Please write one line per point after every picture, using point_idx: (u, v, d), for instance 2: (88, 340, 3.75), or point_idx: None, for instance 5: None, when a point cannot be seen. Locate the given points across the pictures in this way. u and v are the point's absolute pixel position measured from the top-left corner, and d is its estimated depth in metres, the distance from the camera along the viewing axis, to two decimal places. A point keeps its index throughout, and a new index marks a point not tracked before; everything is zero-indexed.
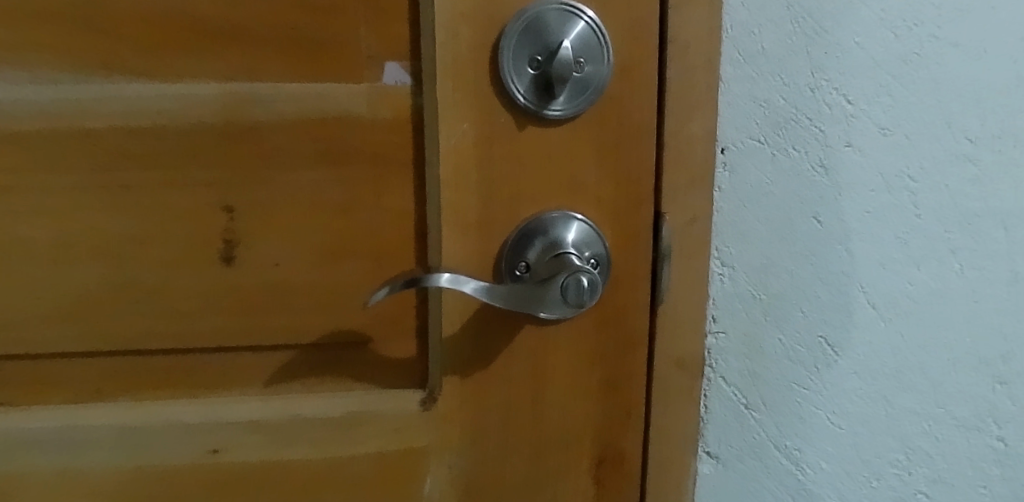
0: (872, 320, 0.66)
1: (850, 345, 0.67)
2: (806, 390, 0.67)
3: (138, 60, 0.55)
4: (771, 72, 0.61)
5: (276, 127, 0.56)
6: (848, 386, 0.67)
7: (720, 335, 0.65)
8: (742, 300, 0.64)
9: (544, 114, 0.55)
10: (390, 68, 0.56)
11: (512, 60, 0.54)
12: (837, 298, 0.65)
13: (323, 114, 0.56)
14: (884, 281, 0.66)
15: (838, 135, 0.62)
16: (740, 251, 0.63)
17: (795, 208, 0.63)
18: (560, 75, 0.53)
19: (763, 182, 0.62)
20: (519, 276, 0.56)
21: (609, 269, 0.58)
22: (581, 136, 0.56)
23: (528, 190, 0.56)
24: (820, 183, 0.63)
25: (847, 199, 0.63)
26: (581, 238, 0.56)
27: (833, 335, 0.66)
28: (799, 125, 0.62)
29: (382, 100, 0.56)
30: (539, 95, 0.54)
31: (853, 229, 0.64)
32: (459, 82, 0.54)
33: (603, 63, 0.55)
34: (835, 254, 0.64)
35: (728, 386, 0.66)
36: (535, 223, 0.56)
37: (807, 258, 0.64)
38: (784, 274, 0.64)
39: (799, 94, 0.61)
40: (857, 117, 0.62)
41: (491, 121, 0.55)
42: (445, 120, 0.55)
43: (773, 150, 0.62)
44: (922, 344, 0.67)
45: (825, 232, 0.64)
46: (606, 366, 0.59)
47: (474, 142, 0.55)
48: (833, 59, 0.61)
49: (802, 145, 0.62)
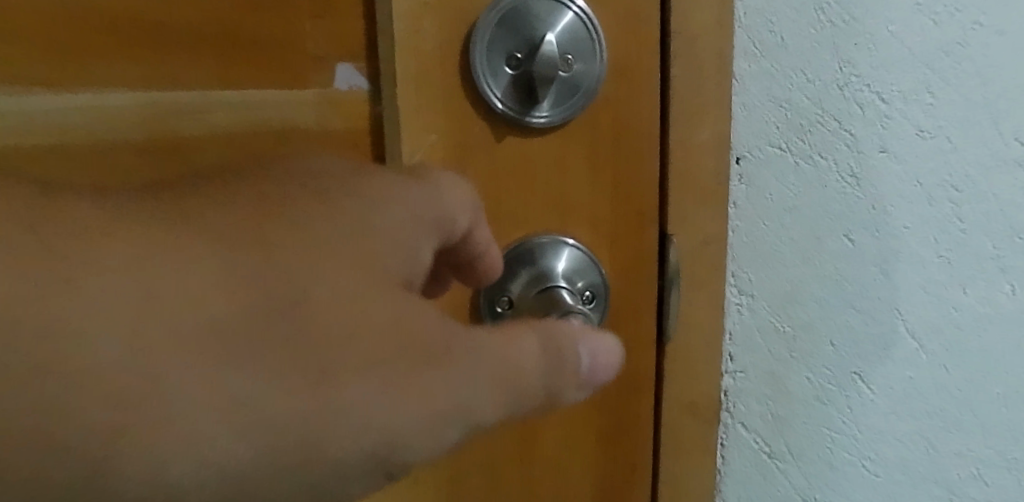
0: (912, 352, 0.57)
1: (888, 382, 0.58)
2: (837, 434, 0.58)
3: (24, 65, 0.41)
4: (793, 68, 0.52)
5: (209, 142, 0.45)
6: (885, 428, 0.59)
7: (739, 374, 0.56)
8: (763, 332, 0.55)
9: (526, 122, 0.46)
10: (341, 70, 0.47)
11: (487, 58, 0.45)
12: (873, 328, 0.56)
13: (262, 126, 0.46)
14: (926, 308, 0.57)
15: (871, 140, 0.53)
16: (759, 277, 0.55)
17: (823, 226, 0.54)
18: (545, 76, 0.44)
19: (785, 196, 0.54)
20: (500, 312, 0.48)
21: (607, 301, 0.49)
22: (570, 146, 0.47)
23: (509, 212, 0.47)
24: (851, 196, 0.54)
25: (882, 215, 0.55)
26: (574, 266, 0.47)
27: (868, 371, 0.57)
28: (827, 129, 0.53)
29: (333, 110, 0.47)
30: (519, 100, 0.46)
31: (890, 250, 0.55)
32: (425, 86, 0.46)
33: (597, 59, 0.46)
34: (869, 279, 0.55)
35: (747, 432, 0.57)
36: (519, 250, 0.47)
37: (837, 282, 0.55)
38: (811, 303, 0.55)
39: (826, 93, 0.52)
40: (892, 119, 0.53)
41: (464, 130, 0.46)
42: (409, 134, 0.46)
43: (796, 160, 0.53)
44: (971, 378, 0.58)
45: (858, 253, 0.55)
46: (606, 417, 0.51)
47: (444, 158, 0.46)
48: (863, 51, 0.52)
49: (830, 153, 0.53)
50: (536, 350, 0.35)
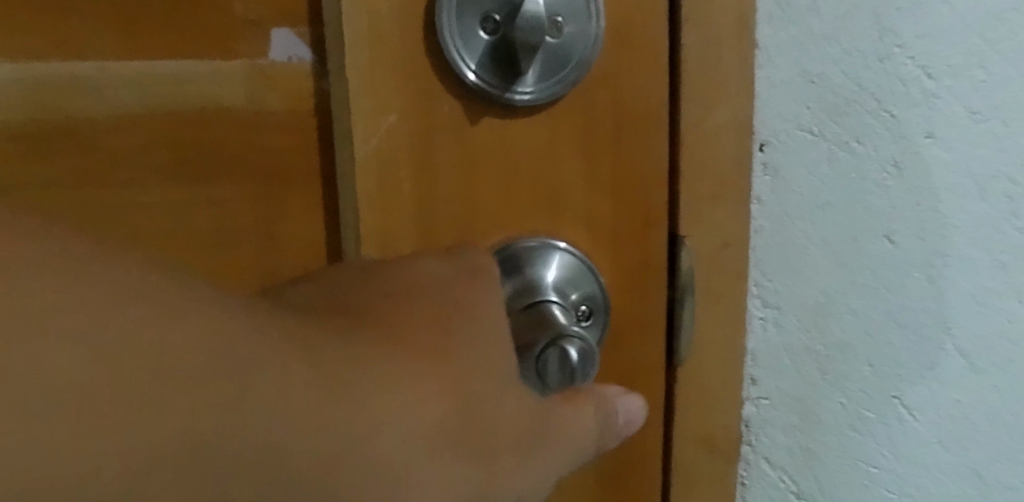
0: (961, 372, 0.49)
1: (933, 407, 0.49)
2: (873, 468, 0.50)
3: None
4: (826, 37, 0.43)
5: (117, 125, 0.37)
6: (929, 461, 0.50)
7: (762, 401, 0.48)
8: (791, 351, 0.47)
9: (508, 100, 0.37)
10: (276, 36, 0.37)
11: (456, 19, 0.35)
12: (918, 345, 0.48)
13: (179, 106, 0.37)
14: (978, 320, 0.48)
15: (915, 123, 0.45)
16: (787, 285, 0.46)
17: (859, 225, 0.46)
18: (529, 43, 0.35)
19: (817, 190, 0.45)
20: None
21: (606, 318, 0.40)
22: (562, 130, 0.38)
23: (486, 212, 0.38)
24: (893, 189, 0.46)
25: (930, 211, 0.46)
26: (566, 274, 0.39)
27: (911, 395, 0.49)
28: (865, 110, 0.44)
29: (267, 85, 0.37)
30: (498, 72, 0.36)
31: (938, 253, 0.47)
32: (379, 53, 0.35)
33: (591, 20, 0.36)
34: (912, 287, 0.47)
35: (773, 469, 0.49)
36: (500, 257, 0.38)
37: (877, 292, 0.47)
38: (846, 315, 0.47)
39: (864, 68, 0.44)
40: (939, 98, 0.45)
41: (431, 111, 0.37)
42: (364, 115, 0.36)
43: (829, 147, 0.45)
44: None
45: (901, 256, 0.47)
46: (605, 457, 0.42)
47: (409, 146, 0.37)
48: (909, 17, 0.44)
49: (868, 139, 0.45)
50: (592, 425, 0.35)
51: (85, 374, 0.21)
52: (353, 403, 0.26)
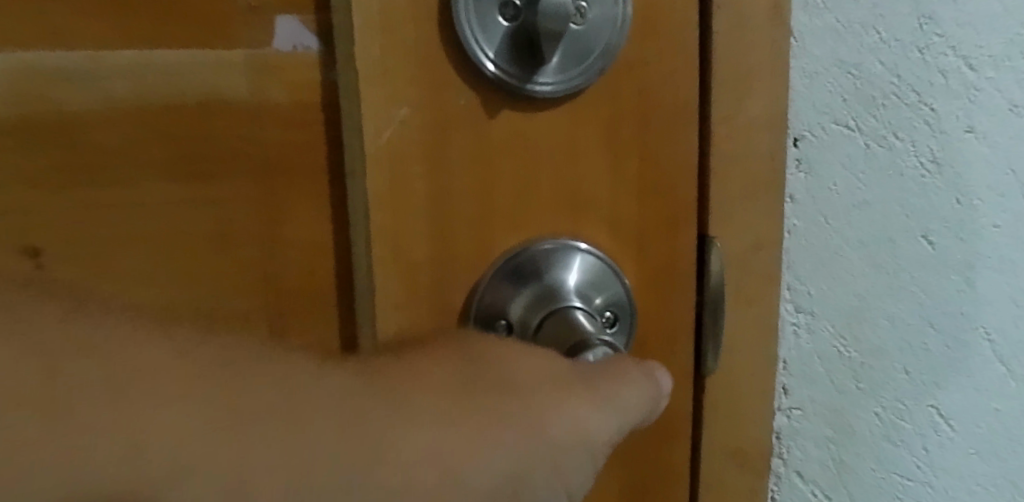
0: (999, 379, 0.47)
1: (970, 416, 0.47)
2: (908, 482, 0.47)
3: None
4: (864, 24, 0.41)
5: (107, 118, 0.34)
6: (965, 472, 0.48)
7: (795, 412, 0.45)
8: (824, 358, 0.45)
9: (528, 91, 0.34)
10: (280, 24, 0.35)
11: (473, 2, 0.33)
12: (956, 350, 0.46)
13: (175, 98, 0.34)
14: (1016, 323, 0.46)
15: (954, 116, 0.43)
16: (820, 289, 0.44)
17: (895, 225, 0.43)
18: (554, 30, 0.32)
19: (853, 187, 0.43)
20: None
21: (632, 325, 0.37)
22: (586, 123, 0.35)
23: (505, 212, 0.35)
24: (931, 186, 0.43)
25: (968, 209, 0.44)
26: (587, 277, 0.36)
27: (948, 403, 0.46)
28: (903, 103, 0.42)
29: (271, 75, 0.35)
30: (518, 61, 0.34)
31: (976, 252, 0.45)
32: (392, 40, 0.33)
33: (618, 4, 0.34)
34: (951, 290, 0.45)
35: (804, 483, 0.46)
36: (517, 260, 0.35)
37: (913, 294, 0.45)
38: (882, 319, 0.45)
39: (903, 58, 0.42)
40: (980, 90, 0.43)
41: (445, 103, 0.34)
42: (374, 107, 0.33)
43: (866, 141, 0.42)
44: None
45: (938, 256, 0.44)
46: (626, 477, 0.39)
47: (422, 140, 0.34)
48: (949, 4, 0.42)
49: (906, 133, 0.42)
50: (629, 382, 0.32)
51: (59, 431, 0.20)
52: (364, 395, 0.25)
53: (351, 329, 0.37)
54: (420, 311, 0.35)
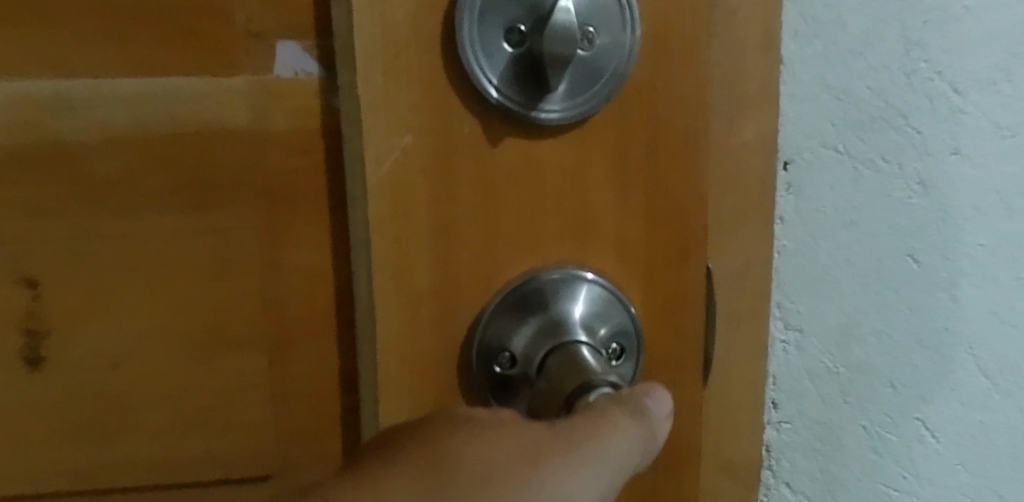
0: (985, 394, 0.47)
1: (956, 430, 0.48)
2: (894, 492, 0.49)
3: None
4: (851, 51, 0.42)
5: (103, 148, 0.33)
6: (952, 484, 0.49)
7: (784, 425, 0.47)
8: (813, 373, 0.46)
9: (533, 118, 0.34)
10: (282, 50, 0.34)
11: (478, 26, 0.32)
12: (941, 365, 0.47)
13: (173, 126, 0.34)
14: (1003, 341, 0.47)
15: (941, 139, 0.43)
16: (810, 307, 0.45)
17: (883, 245, 0.44)
18: (561, 54, 0.32)
19: (842, 209, 0.44)
20: (499, 374, 0.35)
21: (641, 354, 0.36)
22: (594, 148, 0.35)
23: (510, 238, 0.34)
24: (917, 207, 0.44)
25: (955, 229, 0.45)
26: (593, 306, 0.35)
27: (935, 417, 0.47)
28: (890, 127, 0.43)
29: (272, 101, 0.34)
30: (523, 87, 0.33)
31: (962, 271, 0.45)
32: (395, 66, 0.33)
33: (626, 31, 0.34)
34: (937, 307, 0.46)
35: (793, 493, 0.48)
36: (523, 290, 0.35)
37: (899, 312, 0.45)
38: (868, 336, 0.46)
39: (891, 83, 0.42)
40: (966, 112, 0.43)
41: (449, 129, 0.33)
42: (377, 134, 0.33)
43: (855, 164, 0.43)
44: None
45: (924, 276, 0.45)
46: None
47: (426, 167, 0.33)
48: (935, 31, 0.42)
49: (894, 156, 0.43)
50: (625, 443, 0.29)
51: None
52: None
53: (351, 358, 0.36)
54: (422, 340, 0.34)
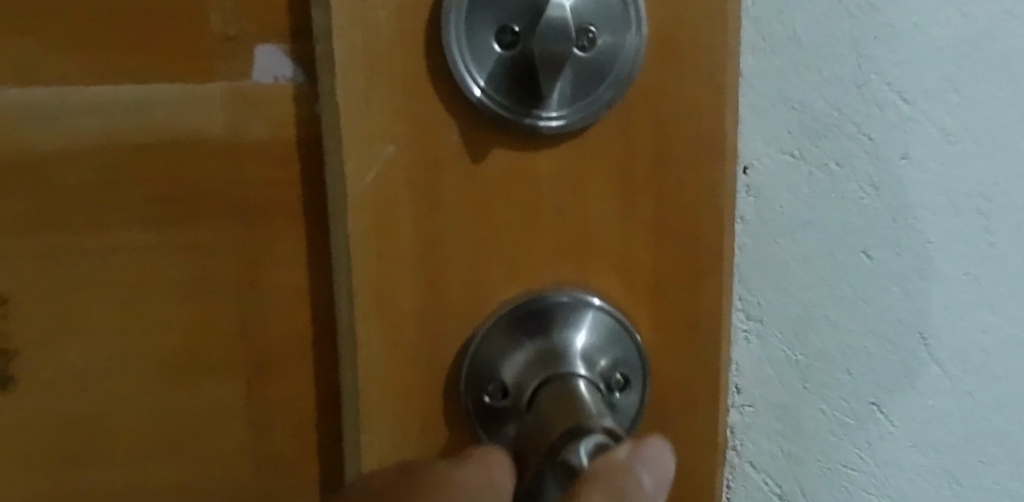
0: (945, 394, 0.44)
1: (920, 429, 0.45)
2: (866, 493, 0.45)
3: None
4: (809, 65, 0.40)
5: (68, 161, 0.31)
6: (923, 488, 0.46)
7: (747, 409, 0.43)
8: (773, 362, 0.43)
9: (530, 126, 0.32)
10: (262, 56, 0.32)
11: (467, 30, 0.31)
12: (897, 359, 0.44)
13: (142, 136, 0.32)
14: (959, 342, 0.44)
15: (891, 143, 0.41)
16: (771, 298, 0.42)
17: (835, 243, 0.42)
18: (553, 56, 0.30)
19: (800, 206, 0.41)
20: (490, 403, 0.34)
21: (646, 384, 0.35)
22: (592, 160, 0.33)
23: (502, 249, 0.33)
24: (870, 207, 0.41)
25: (919, 222, 0.42)
26: (594, 339, 0.34)
27: (896, 416, 0.44)
28: (842, 133, 0.40)
29: (251, 110, 0.33)
30: (515, 91, 0.32)
31: (918, 264, 0.42)
32: (378, 70, 0.31)
33: (629, 31, 0.32)
34: (891, 306, 0.43)
35: (757, 475, 0.44)
36: (523, 315, 0.34)
37: (853, 303, 0.42)
38: (828, 327, 0.43)
39: (841, 92, 0.40)
40: (915, 120, 0.41)
41: (436, 138, 0.32)
42: (360, 142, 0.32)
43: (809, 169, 0.41)
44: (1015, 427, 0.45)
45: (877, 268, 0.42)
46: None
47: (411, 180, 0.32)
48: (884, 43, 0.40)
49: (845, 160, 0.41)
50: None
51: None
52: None
53: (333, 374, 0.35)
54: (406, 355, 0.33)
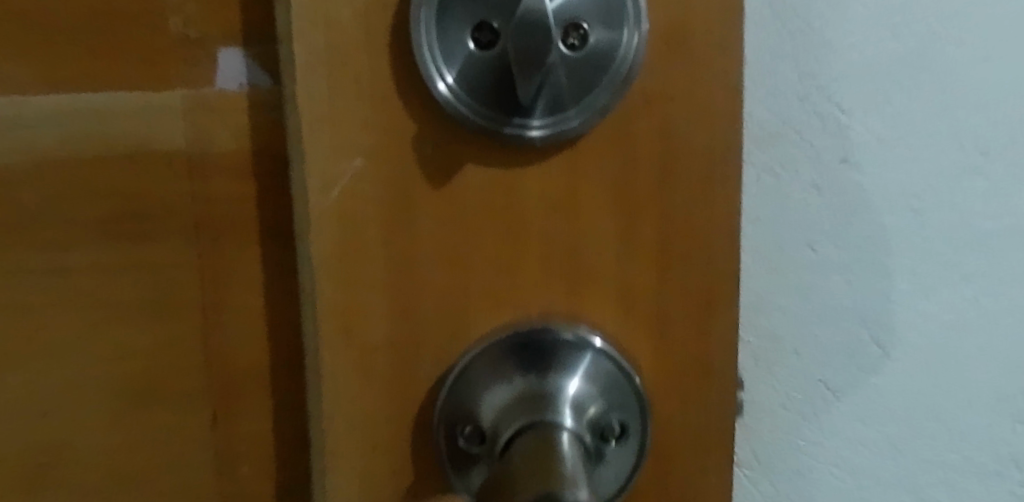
0: (917, 370, 0.39)
1: (887, 410, 0.39)
2: (840, 472, 0.40)
3: None
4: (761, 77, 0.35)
5: (27, 175, 0.30)
6: (884, 474, 0.40)
7: None
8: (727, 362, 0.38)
9: (523, 138, 0.27)
10: (228, 60, 0.30)
11: (437, 22, 0.26)
12: (867, 361, 0.38)
13: (102, 149, 0.30)
14: (896, 325, 0.38)
15: (838, 145, 0.36)
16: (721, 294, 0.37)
17: (780, 239, 0.37)
18: (529, 58, 0.25)
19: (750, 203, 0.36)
20: (462, 448, 0.28)
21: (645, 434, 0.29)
22: (586, 174, 0.28)
23: (479, 282, 0.28)
24: (822, 202, 0.37)
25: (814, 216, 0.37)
26: (590, 383, 0.28)
27: (851, 400, 0.39)
28: (791, 138, 0.36)
29: (216, 119, 0.30)
30: (488, 96, 0.26)
31: (870, 255, 0.37)
32: (342, 77, 0.27)
33: (624, 28, 0.27)
34: (833, 303, 0.38)
35: None
36: (508, 346, 0.28)
37: (802, 301, 0.37)
38: (787, 328, 0.38)
39: (794, 98, 0.36)
40: (854, 128, 0.36)
41: (410, 156, 0.27)
42: (323, 160, 0.27)
43: (756, 173, 0.36)
44: (967, 405, 0.39)
45: (830, 264, 0.37)
46: None
47: (382, 199, 0.27)
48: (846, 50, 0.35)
49: (791, 165, 0.36)
50: None
51: None
52: None
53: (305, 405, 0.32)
54: (379, 404, 0.29)
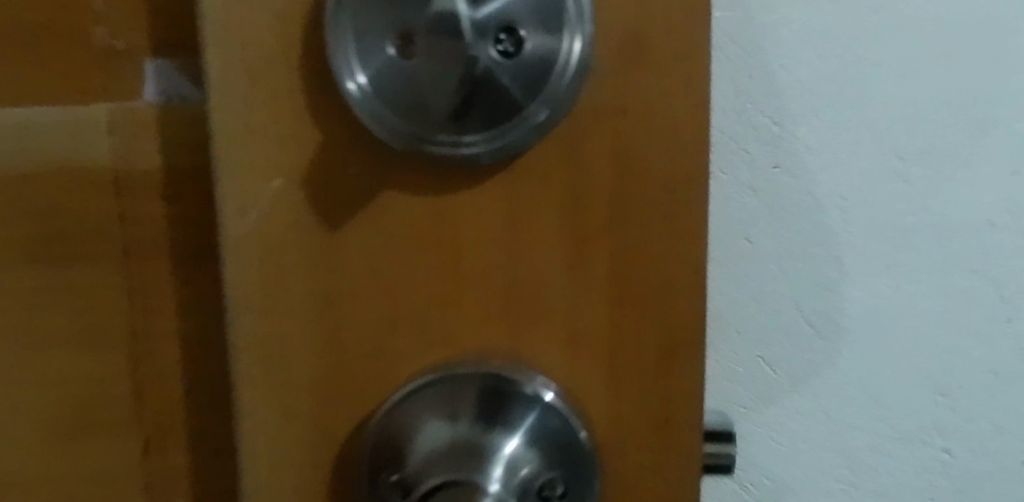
0: (858, 356, 0.41)
1: (821, 385, 0.41)
2: (776, 426, 0.42)
3: None
4: None
5: None
6: (827, 452, 0.42)
7: None
8: None
9: (468, 159, 0.24)
10: (154, 70, 0.28)
11: (355, 25, 0.23)
12: (802, 347, 0.41)
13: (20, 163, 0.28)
14: (826, 307, 0.40)
15: (769, 153, 0.38)
16: None
17: (719, 233, 0.39)
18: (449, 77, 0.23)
19: None
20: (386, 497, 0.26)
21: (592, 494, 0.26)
22: (532, 196, 0.25)
23: (410, 313, 0.26)
24: (757, 197, 0.39)
25: (749, 211, 0.39)
26: (529, 436, 0.25)
27: (789, 379, 0.41)
28: (724, 151, 0.38)
29: (141, 131, 0.28)
30: (411, 107, 0.23)
31: (808, 245, 0.39)
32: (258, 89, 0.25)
33: (565, 34, 0.23)
34: (768, 289, 0.40)
35: None
36: (442, 392, 0.26)
37: (736, 294, 0.40)
38: (723, 316, 0.41)
39: (730, 112, 0.38)
40: (785, 139, 0.38)
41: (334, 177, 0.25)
42: (239, 180, 0.25)
43: None
44: (898, 373, 0.41)
45: (765, 257, 0.40)
46: None
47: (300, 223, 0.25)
48: (771, 73, 0.37)
49: (730, 170, 0.39)
50: None
51: None
52: None
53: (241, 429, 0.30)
54: (305, 441, 0.27)
